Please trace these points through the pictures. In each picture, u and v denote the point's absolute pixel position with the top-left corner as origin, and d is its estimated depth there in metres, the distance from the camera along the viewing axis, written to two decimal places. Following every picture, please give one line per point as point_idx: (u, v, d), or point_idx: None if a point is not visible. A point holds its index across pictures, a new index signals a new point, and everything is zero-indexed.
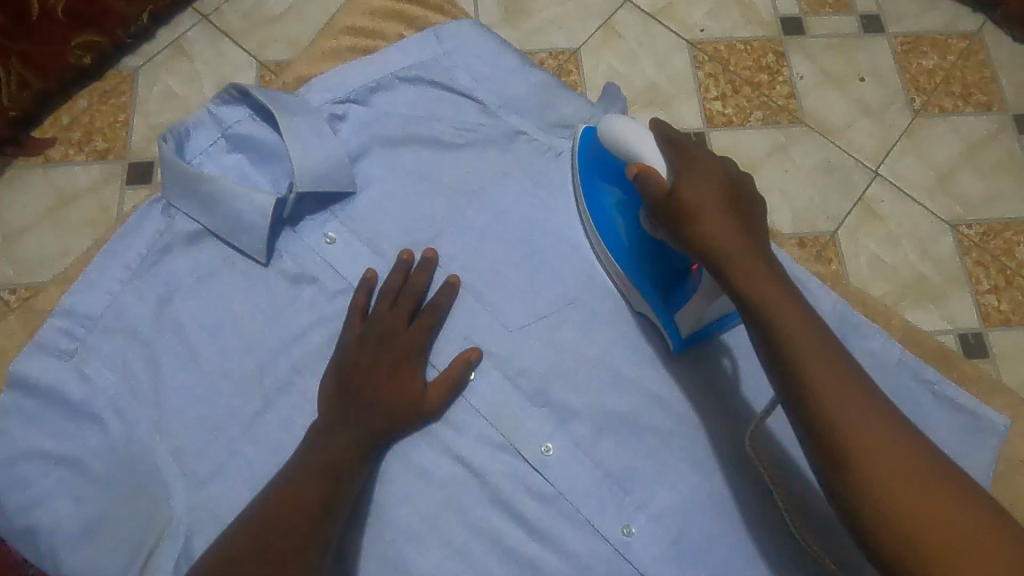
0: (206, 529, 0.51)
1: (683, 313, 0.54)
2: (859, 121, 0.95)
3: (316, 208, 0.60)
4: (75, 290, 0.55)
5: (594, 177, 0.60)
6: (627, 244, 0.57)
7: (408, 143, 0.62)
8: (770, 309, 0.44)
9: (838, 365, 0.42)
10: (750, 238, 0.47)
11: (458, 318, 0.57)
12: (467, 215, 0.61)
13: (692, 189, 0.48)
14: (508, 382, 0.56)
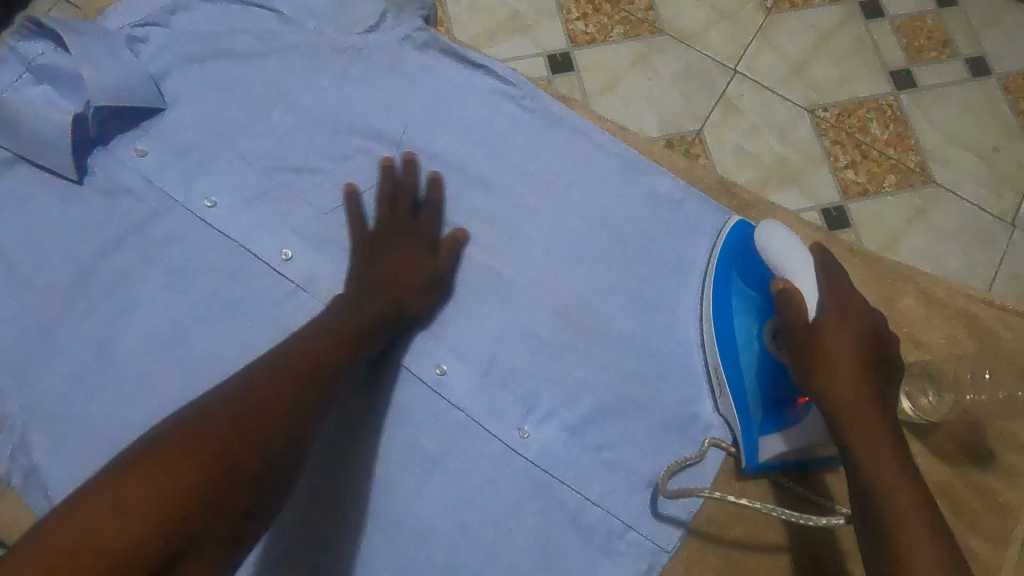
0: (43, 420, 0.55)
1: (778, 438, 0.53)
2: (716, 24, 0.90)
3: (125, 125, 0.62)
4: None
5: (731, 275, 0.58)
6: (734, 342, 0.56)
7: (212, 58, 0.65)
8: (874, 465, 0.44)
9: (917, 495, 0.43)
10: (869, 375, 0.48)
11: (273, 207, 0.61)
12: (274, 116, 0.64)
13: (832, 335, 0.48)
14: (322, 255, 0.60)
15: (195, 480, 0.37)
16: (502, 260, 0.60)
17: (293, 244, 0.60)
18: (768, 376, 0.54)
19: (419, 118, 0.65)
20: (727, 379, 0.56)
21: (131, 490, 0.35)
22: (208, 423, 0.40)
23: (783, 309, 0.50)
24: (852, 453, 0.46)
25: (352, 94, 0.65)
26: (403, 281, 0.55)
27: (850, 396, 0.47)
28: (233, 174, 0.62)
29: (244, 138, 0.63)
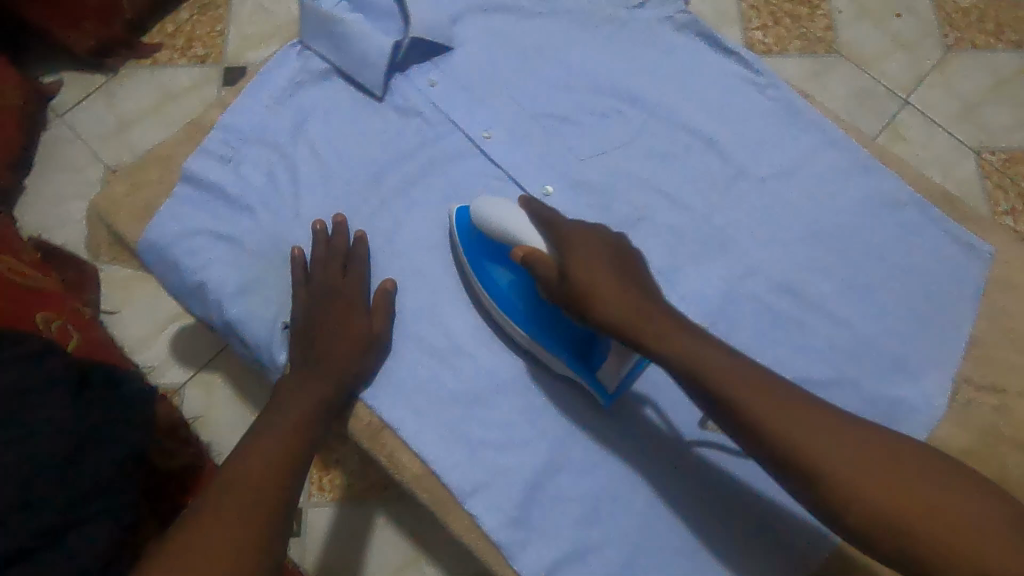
0: (337, 291, 0.64)
1: (605, 369, 0.58)
2: (893, 54, 0.94)
3: (419, 59, 0.71)
4: (233, 111, 0.69)
5: (484, 263, 0.62)
6: (530, 307, 0.60)
7: (498, 12, 0.73)
8: (724, 383, 0.50)
9: (783, 396, 0.49)
10: (631, 302, 0.53)
11: (539, 149, 0.69)
12: (546, 70, 0.72)
13: (585, 271, 0.54)
14: (577, 196, 0.68)
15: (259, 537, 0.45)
16: (393, 279, 0.64)
17: (552, 182, 0.68)
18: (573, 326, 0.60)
19: (672, 90, 0.71)
20: (546, 345, 0.60)
21: (203, 539, 0.44)
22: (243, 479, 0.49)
23: (539, 273, 0.56)
24: (716, 406, 0.50)
25: (614, 58, 0.72)
26: (347, 359, 0.59)
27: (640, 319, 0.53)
28: (506, 114, 0.70)
29: (517, 84, 0.71)
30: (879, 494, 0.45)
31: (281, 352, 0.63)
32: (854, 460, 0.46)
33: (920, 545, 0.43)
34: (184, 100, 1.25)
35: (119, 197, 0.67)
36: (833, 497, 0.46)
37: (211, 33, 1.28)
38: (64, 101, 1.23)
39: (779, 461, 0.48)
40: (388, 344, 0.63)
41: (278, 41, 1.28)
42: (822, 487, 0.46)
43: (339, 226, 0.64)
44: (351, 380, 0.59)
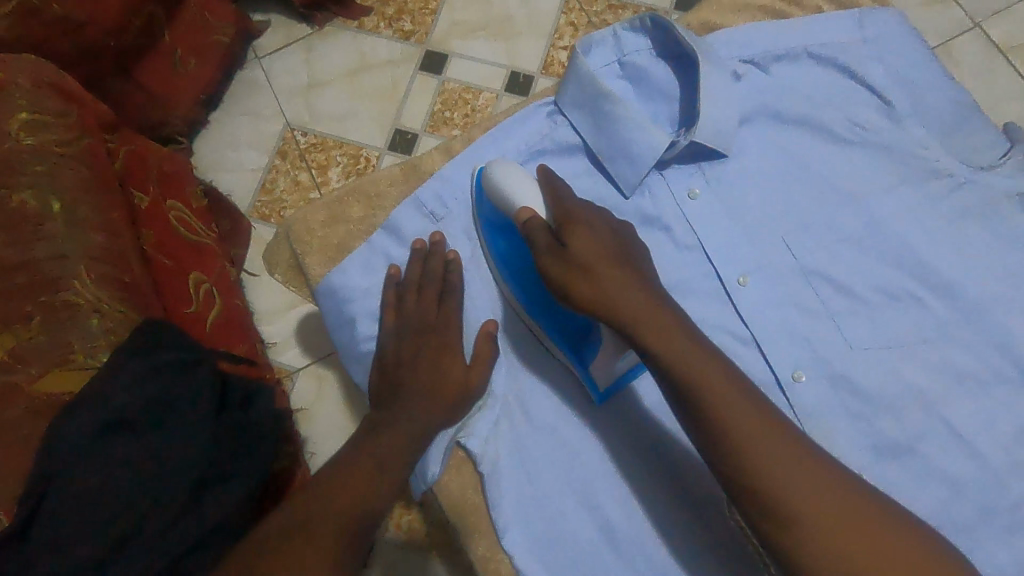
0: (512, 412, 0.58)
1: (597, 368, 0.55)
2: None
3: (685, 160, 0.58)
4: (457, 165, 0.60)
5: (493, 228, 0.58)
6: (523, 272, 0.58)
7: (797, 125, 0.59)
8: (707, 390, 0.47)
9: (753, 414, 0.47)
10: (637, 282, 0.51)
11: (804, 317, 0.55)
12: (837, 219, 0.57)
13: (581, 240, 0.51)
14: (836, 395, 0.53)
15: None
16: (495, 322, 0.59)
17: (807, 366, 0.54)
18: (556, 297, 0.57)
19: (998, 293, 0.55)
20: (537, 320, 0.57)
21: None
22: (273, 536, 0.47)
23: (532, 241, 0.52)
24: (691, 413, 0.47)
25: (933, 227, 0.56)
26: (430, 421, 0.54)
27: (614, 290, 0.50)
28: (772, 260, 0.56)
29: (797, 224, 0.57)
30: (810, 517, 0.44)
31: (433, 465, 0.56)
32: (808, 486, 0.45)
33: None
34: (378, 74, 1.19)
35: (315, 227, 0.60)
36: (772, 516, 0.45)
37: (424, 11, 1.21)
38: (266, 44, 1.20)
39: (755, 497, 0.45)
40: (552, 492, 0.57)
41: (486, 35, 1.19)
42: (772, 508, 0.45)
43: (435, 247, 0.58)
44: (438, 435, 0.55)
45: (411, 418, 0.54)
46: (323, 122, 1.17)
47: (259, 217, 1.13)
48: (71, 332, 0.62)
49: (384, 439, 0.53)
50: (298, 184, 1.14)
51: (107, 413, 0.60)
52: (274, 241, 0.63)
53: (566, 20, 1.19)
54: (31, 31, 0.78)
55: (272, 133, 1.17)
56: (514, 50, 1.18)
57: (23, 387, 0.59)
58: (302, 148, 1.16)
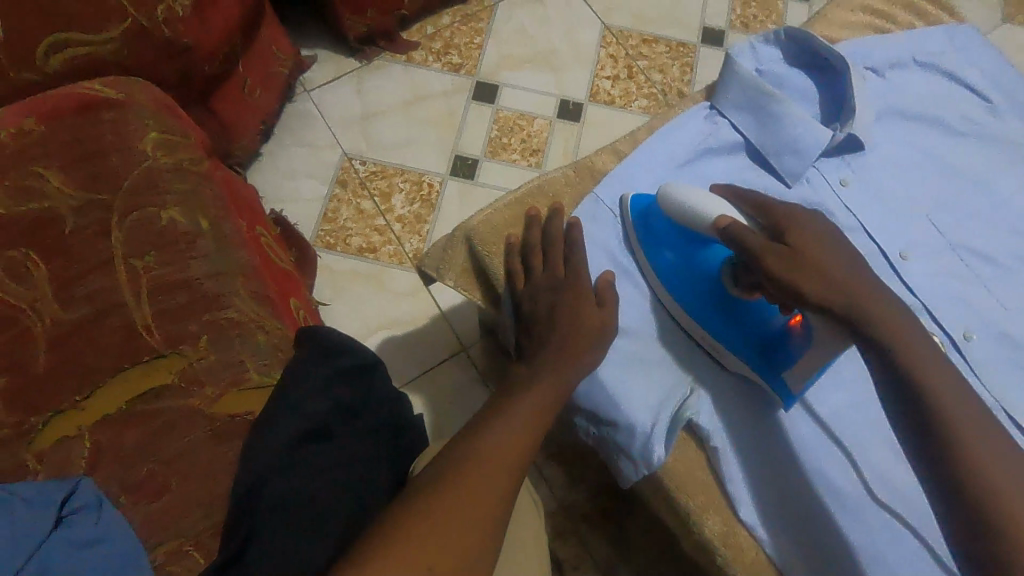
0: (718, 394, 0.58)
1: (792, 369, 0.54)
2: None
3: (833, 153, 0.65)
4: (630, 164, 0.63)
5: (658, 245, 0.59)
6: (694, 287, 0.58)
7: (918, 121, 0.67)
8: (921, 373, 0.45)
9: (993, 438, 0.44)
10: (863, 277, 0.48)
11: (960, 284, 0.62)
12: (968, 199, 0.65)
13: (800, 238, 0.49)
14: (999, 349, 0.60)
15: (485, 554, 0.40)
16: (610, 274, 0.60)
17: (974, 327, 0.60)
18: (732, 309, 0.57)
19: None
20: (711, 329, 0.57)
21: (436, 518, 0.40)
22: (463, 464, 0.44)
23: (742, 240, 0.51)
24: (921, 420, 0.45)
25: None
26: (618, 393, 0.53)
27: (840, 283, 0.47)
28: (922, 237, 0.63)
29: (935, 205, 0.64)
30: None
31: (659, 448, 0.54)
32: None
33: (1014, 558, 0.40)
34: (432, 105, 1.22)
35: (498, 228, 0.62)
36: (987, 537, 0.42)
37: (470, 44, 1.26)
38: (315, 77, 1.21)
39: (968, 486, 0.42)
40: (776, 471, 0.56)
41: (533, 66, 1.25)
42: (991, 528, 0.41)
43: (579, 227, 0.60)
44: (664, 418, 0.55)
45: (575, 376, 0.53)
46: (381, 152, 1.18)
47: (324, 246, 1.11)
48: (241, 349, 0.59)
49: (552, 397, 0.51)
50: (362, 212, 1.13)
51: (304, 421, 0.54)
52: (449, 245, 0.63)
53: (606, 52, 1.27)
54: (138, 55, 0.76)
55: (330, 163, 1.16)
56: (561, 80, 1.25)
57: (204, 409, 0.56)
58: (362, 176, 1.16)
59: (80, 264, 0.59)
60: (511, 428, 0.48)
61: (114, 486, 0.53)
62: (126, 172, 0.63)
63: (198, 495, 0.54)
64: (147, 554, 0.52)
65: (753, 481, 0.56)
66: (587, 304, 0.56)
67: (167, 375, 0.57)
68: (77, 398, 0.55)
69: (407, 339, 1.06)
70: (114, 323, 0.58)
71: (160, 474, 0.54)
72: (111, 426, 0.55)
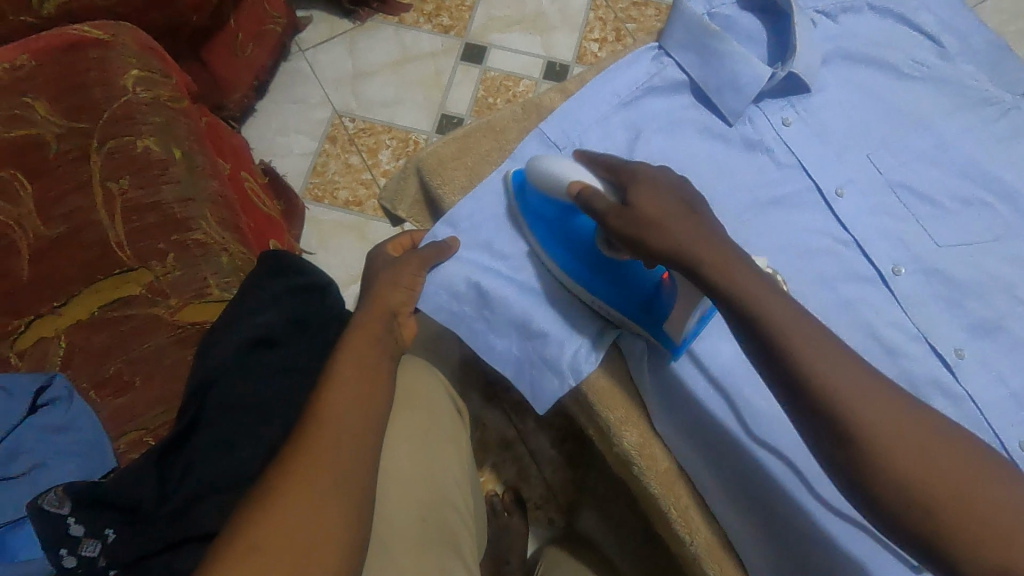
0: None
1: (672, 324, 0.53)
2: None
3: (776, 94, 0.66)
4: (574, 100, 0.65)
5: (540, 223, 0.59)
6: (577, 257, 0.56)
7: (868, 65, 0.68)
8: (763, 310, 0.42)
9: (836, 358, 0.41)
10: (701, 225, 0.45)
11: (892, 222, 0.63)
12: (912, 140, 0.65)
13: (648, 200, 0.47)
14: (929, 284, 0.61)
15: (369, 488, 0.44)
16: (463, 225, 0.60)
17: (904, 262, 0.62)
18: (612, 271, 0.55)
19: None
20: (591, 291, 0.56)
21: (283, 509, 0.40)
22: (328, 427, 0.45)
23: (592, 207, 0.50)
24: (771, 359, 0.42)
25: (990, 143, 0.65)
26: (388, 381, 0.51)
27: (684, 239, 0.45)
28: (862, 177, 0.64)
29: (878, 145, 0.65)
30: (908, 459, 0.38)
31: (587, 363, 0.58)
32: (904, 430, 0.39)
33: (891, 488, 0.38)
34: (421, 65, 1.25)
35: (445, 159, 0.65)
36: (863, 468, 0.39)
37: (460, 7, 1.28)
38: (310, 38, 1.25)
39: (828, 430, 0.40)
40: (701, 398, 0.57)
41: (523, 28, 1.27)
42: (864, 458, 0.39)
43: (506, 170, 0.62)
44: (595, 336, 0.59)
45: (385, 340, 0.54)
46: (371, 109, 1.22)
47: (312, 198, 1.16)
48: (204, 267, 0.65)
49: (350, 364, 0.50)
50: (349, 166, 1.18)
51: (256, 330, 0.59)
52: (403, 176, 0.68)
53: (595, 14, 1.28)
54: (126, 2, 0.80)
55: (320, 120, 1.20)
56: (549, 42, 1.27)
57: (167, 317, 0.63)
58: (351, 132, 1.20)
59: (60, 183, 0.62)
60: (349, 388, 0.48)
61: (84, 382, 0.60)
62: (107, 104, 0.66)
63: (161, 392, 0.61)
64: (111, 442, 0.59)
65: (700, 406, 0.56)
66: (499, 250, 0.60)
67: (137, 286, 0.63)
68: (54, 304, 0.61)
69: None
70: (89, 239, 0.63)
71: (126, 372, 0.61)
72: (85, 330, 0.61)
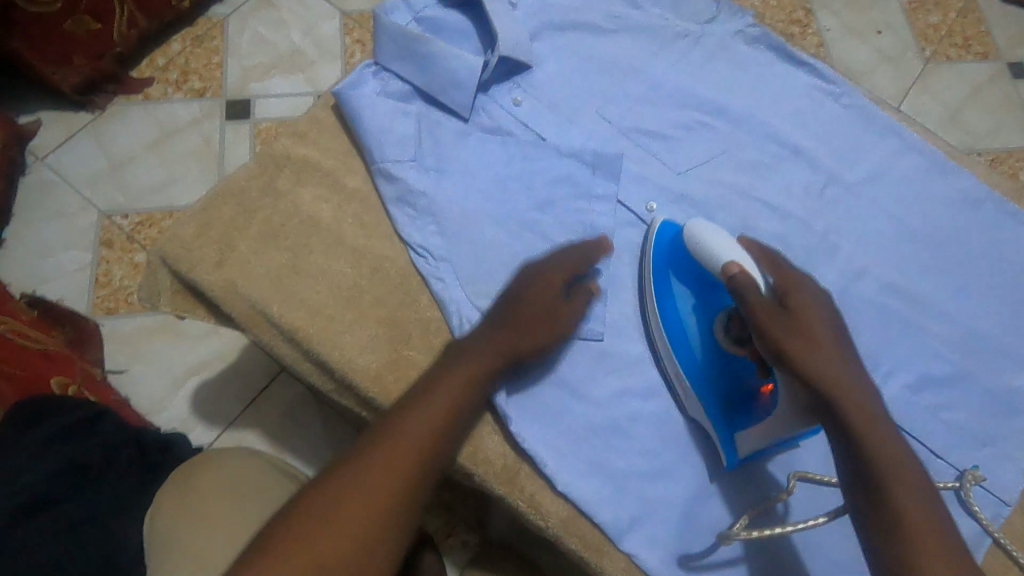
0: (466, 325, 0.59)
1: (748, 436, 0.54)
2: (879, 67, 1.28)
3: (501, 79, 0.69)
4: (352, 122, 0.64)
5: (667, 277, 0.60)
6: (682, 328, 0.58)
7: (574, 29, 0.72)
8: (861, 425, 0.46)
9: (916, 481, 0.45)
10: (850, 364, 0.49)
11: (636, 165, 0.68)
12: (629, 86, 0.71)
13: (811, 312, 0.50)
14: (681, 210, 0.67)
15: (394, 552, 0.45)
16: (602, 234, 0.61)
17: (655, 198, 0.67)
18: (718, 362, 0.57)
19: (753, 100, 0.71)
20: (688, 376, 0.57)
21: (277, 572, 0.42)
22: (374, 478, 0.46)
23: (746, 297, 0.52)
24: (851, 458, 0.46)
25: (692, 72, 0.72)
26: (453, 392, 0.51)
27: (820, 356, 0.49)
28: (598, 133, 0.69)
29: (604, 100, 0.70)
30: None
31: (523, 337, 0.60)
32: (951, 561, 0.42)
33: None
34: (184, 136, 1.15)
35: (188, 240, 0.60)
36: (898, 564, 0.43)
37: (208, 66, 1.20)
38: (45, 142, 1.11)
39: (877, 518, 0.44)
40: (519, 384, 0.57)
41: (281, 71, 1.21)
42: (900, 548, 0.43)
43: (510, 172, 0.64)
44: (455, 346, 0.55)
45: (479, 350, 0.53)
46: (141, 199, 1.10)
47: (105, 312, 1.03)
48: None
49: (440, 387, 0.51)
50: (137, 266, 1.06)
51: (18, 495, 0.52)
52: (150, 272, 0.60)
53: (351, 37, 1.25)
54: None
55: (86, 227, 1.08)
56: (313, 76, 1.22)
57: None
58: (127, 230, 1.08)
59: None
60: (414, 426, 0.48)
61: None
62: None
63: None
64: None
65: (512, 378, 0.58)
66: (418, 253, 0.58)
67: None
68: None
69: (222, 377, 1.01)
70: None
71: None
72: None
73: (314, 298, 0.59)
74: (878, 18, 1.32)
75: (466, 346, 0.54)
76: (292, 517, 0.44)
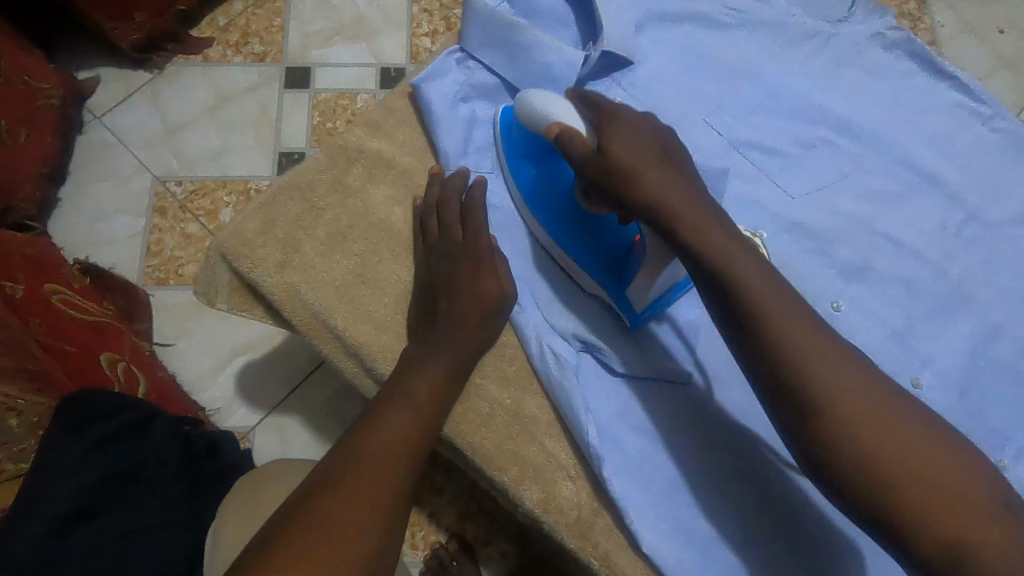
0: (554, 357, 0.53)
1: (636, 288, 0.51)
2: (999, 72, 1.13)
3: (600, 75, 0.61)
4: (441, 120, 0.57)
5: (521, 159, 0.56)
6: (536, 189, 0.55)
7: (684, 22, 0.63)
8: (732, 271, 0.44)
9: (823, 334, 0.43)
10: (698, 199, 0.47)
11: (745, 185, 0.60)
12: (743, 92, 0.62)
13: (625, 150, 0.47)
14: (793, 241, 0.59)
15: (383, 556, 0.41)
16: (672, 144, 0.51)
17: (766, 225, 0.59)
18: (587, 226, 0.54)
19: (887, 117, 0.62)
20: (572, 255, 0.54)
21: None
22: (368, 478, 0.43)
23: (569, 151, 0.49)
24: (743, 329, 0.43)
25: (818, 81, 0.63)
26: (447, 388, 0.49)
27: (668, 202, 0.46)
28: (704, 144, 0.61)
29: (714, 106, 0.62)
30: (885, 451, 0.40)
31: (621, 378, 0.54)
32: (884, 423, 0.40)
33: (849, 454, 0.40)
34: (241, 103, 1.10)
35: (250, 236, 0.55)
36: (826, 440, 0.41)
37: (269, 29, 1.14)
38: (103, 100, 1.08)
39: (798, 408, 0.42)
40: (606, 432, 0.52)
41: (343, 39, 1.15)
42: (826, 428, 0.41)
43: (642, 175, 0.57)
44: (488, 341, 0.52)
45: (444, 350, 0.50)
46: (194, 166, 1.07)
47: (155, 283, 1.01)
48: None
49: (384, 402, 0.48)
50: (188, 237, 1.03)
51: (70, 499, 0.50)
52: (209, 266, 0.56)
53: (418, 7, 1.17)
54: None
55: (140, 192, 1.05)
56: (376, 46, 1.15)
57: None
58: (180, 199, 1.05)
59: None
60: (402, 424, 0.46)
61: None
62: None
63: None
64: None
65: (598, 422, 0.52)
66: (495, 275, 0.52)
67: None
68: None
69: (268, 360, 0.98)
70: None
71: None
72: None
73: (382, 311, 0.54)
74: (1008, 12, 1.15)
75: (421, 345, 0.50)
76: (290, 519, 0.40)
